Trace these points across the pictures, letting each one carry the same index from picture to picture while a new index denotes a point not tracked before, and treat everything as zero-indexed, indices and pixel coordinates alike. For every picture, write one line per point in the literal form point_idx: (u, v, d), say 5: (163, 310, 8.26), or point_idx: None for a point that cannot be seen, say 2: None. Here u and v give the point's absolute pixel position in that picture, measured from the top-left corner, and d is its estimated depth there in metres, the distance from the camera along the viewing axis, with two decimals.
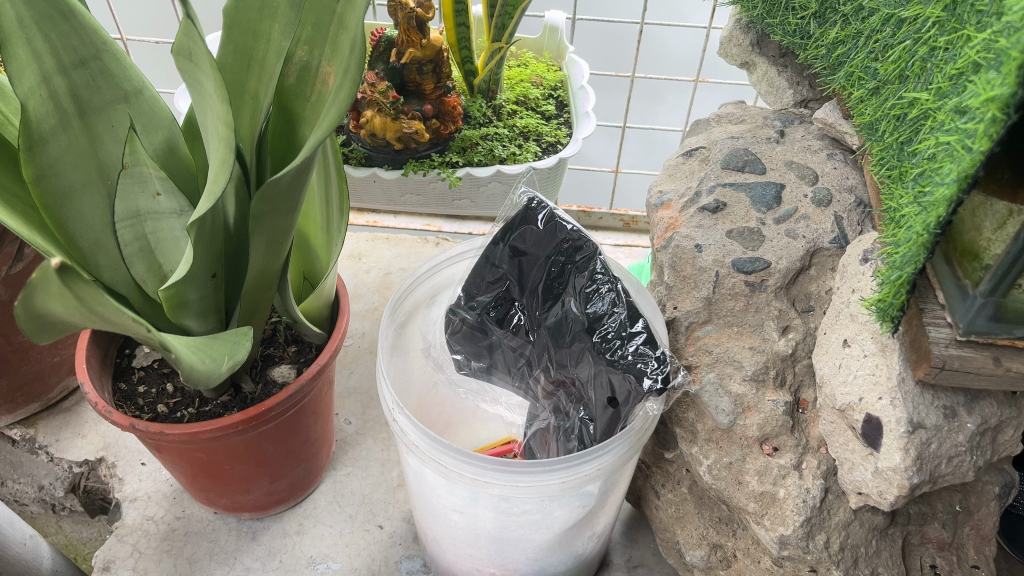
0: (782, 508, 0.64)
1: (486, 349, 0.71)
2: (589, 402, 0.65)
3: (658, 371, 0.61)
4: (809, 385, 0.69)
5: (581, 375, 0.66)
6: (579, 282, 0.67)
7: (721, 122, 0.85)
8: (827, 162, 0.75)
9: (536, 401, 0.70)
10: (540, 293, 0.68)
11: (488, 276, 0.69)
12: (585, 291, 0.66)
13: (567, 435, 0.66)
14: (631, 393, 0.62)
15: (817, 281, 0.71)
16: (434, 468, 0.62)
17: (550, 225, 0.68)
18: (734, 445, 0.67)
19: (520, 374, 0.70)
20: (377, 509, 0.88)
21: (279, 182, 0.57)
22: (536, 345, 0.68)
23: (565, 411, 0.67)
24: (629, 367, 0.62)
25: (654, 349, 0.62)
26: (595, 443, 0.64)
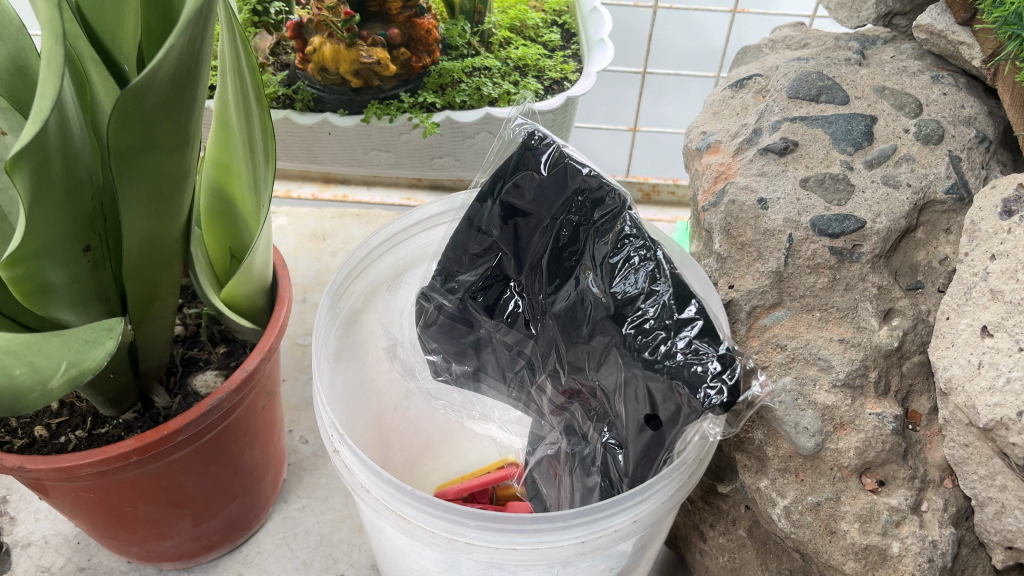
0: (896, 570, 0.45)
1: (471, 346, 0.53)
2: (617, 420, 0.46)
3: (722, 376, 0.41)
4: (922, 390, 0.49)
5: (605, 383, 0.46)
6: (600, 250, 0.47)
7: (777, 49, 0.65)
8: (932, 87, 0.55)
9: (541, 419, 0.53)
10: (545, 269, 0.49)
11: (472, 246, 0.50)
12: (610, 263, 0.46)
13: (586, 465, 0.48)
14: (682, 410, 0.41)
15: (926, 248, 0.51)
16: (393, 522, 0.44)
17: (555, 168, 0.48)
18: (822, 479, 0.47)
19: (521, 381, 0.53)
20: (339, 553, 0.69)
21: (143, 91, 0.37)
22: (542, 342, 0.50)
23: (582, 432, 0.49)
24: (675, 372, 0.41)
25: (715, 344, 0.42)
26: (625, 482, 0.45)
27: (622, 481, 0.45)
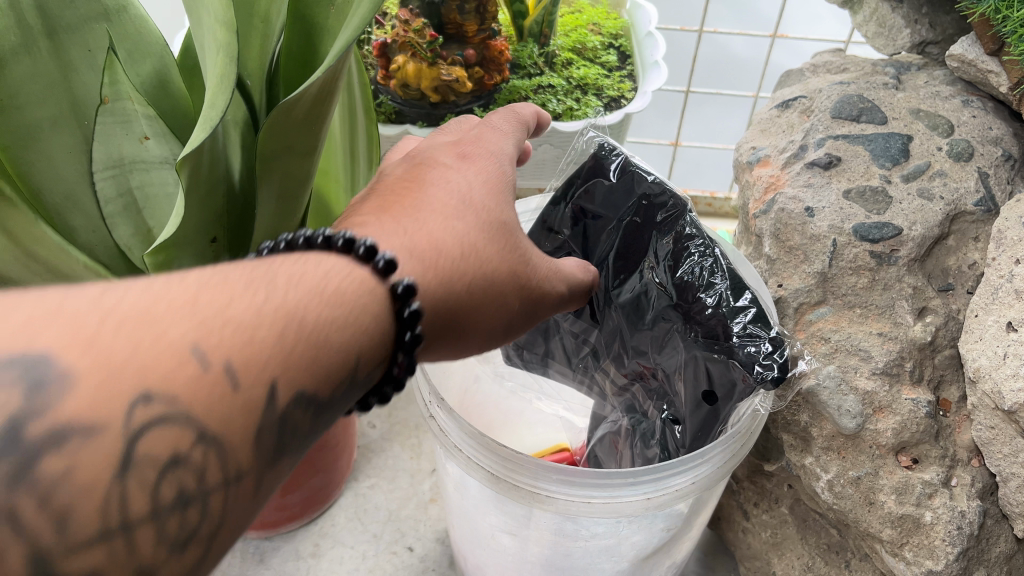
0: (929, 537, 0.51)
1: (541, 334, 0.59)
2: (676, 399, 0.52)
3: (774, 356, 0.47)
4: (952, 380, 0.55)
5: (667, 366, 0.52)
6: (662, 247, 0.53)
7: (818, 72, 0.72)
8: (963, 110, 0.61)
9: (604, 400, 0.58)
10: (614, 265, 0.55)
11: (545, 244, 0.57)
12: (672, 258, 0.52)
13: (646, 439, 0.54)
14: (738, 386, 0.48)
15: (956, 254, 0.57)
16: (480, 478, 0.50)
17: (622, 176, 0.55)
18: (862, 455, 0.53)
19: (586, 367, 0.59)
20: (406, 528, 0.75)
21: (295, 104, 0.43)
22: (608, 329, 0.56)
23: (642, 409, 0.55)
24: (733, 353, 0.48)
25: (768, 328, 0.48)
26: (682, 451, 0.51)
27: (680, 452, 0.51)
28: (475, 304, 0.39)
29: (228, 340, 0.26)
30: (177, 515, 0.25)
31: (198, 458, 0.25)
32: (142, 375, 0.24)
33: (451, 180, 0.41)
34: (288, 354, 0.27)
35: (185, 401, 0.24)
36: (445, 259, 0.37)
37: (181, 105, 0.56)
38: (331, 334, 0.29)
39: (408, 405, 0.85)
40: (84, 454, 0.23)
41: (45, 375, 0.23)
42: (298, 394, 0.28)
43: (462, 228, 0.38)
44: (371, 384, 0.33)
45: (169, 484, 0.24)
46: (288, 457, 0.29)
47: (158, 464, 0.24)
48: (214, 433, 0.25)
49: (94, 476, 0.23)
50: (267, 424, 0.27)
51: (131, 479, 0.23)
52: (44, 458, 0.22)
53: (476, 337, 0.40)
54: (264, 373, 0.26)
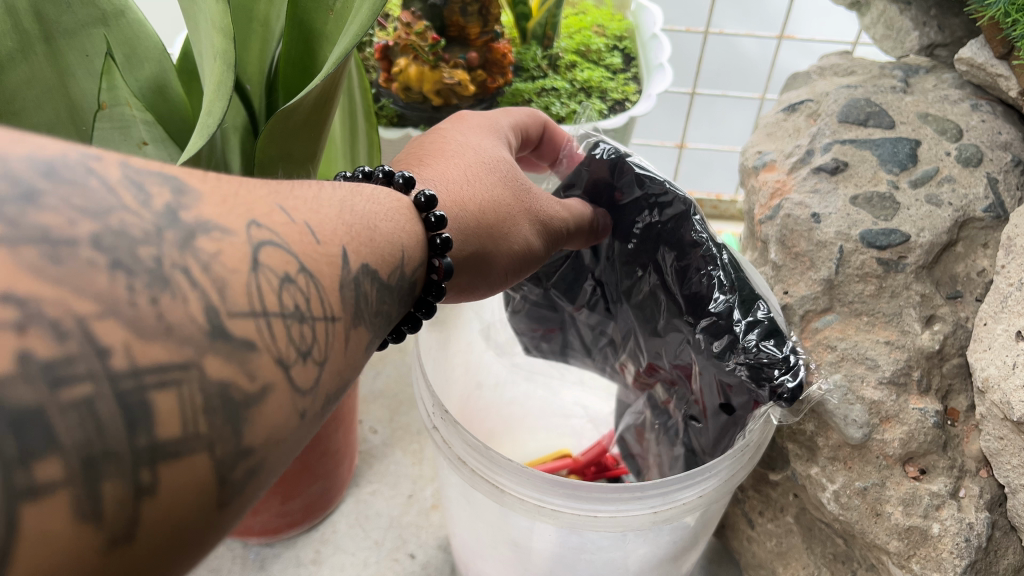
0: (936, 549, 0.50)
1: (556, 324, 0.62)
2: (691, 403, 0.51)
3: (789, 376, 0.45)
4: (960, 390, 0.54)
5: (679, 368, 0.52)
6: (669, 252, 0.52)
7: (825, 75, 0.71)
8: (972, 114, 0.60)
9: (626, 388, 0.60)
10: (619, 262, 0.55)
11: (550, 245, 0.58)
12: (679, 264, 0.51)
13: (670, 436, 0.54)
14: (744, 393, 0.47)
15: (965, 260, 0.56)
16: (485, 491, 0.49)
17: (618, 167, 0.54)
18: (868, 466, 0.52)
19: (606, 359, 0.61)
20: (408, 534, 0.74)
21: (293, 111, 0.42)
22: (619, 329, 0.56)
23: (662, 406, 0.55)
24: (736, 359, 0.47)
25: (782, 345, 0.46)
26: (704, 454, 0.51)
27: (703, 455, 0.51)
28: (495, 235, 0.45)
29: (302, 209, 0.29)
30: (298, 328, 0.26)
31: (303, 284, 0.27)
32: (249, 208, 0.27)
33: (474, 142, 0.49)
34: (350, 229, 0.31)
35: (282, 234, 0.27)
36: (482, 194, 0.45)
37: (180, 109, 0.56)
38: (378, 232, 0.34)
39: (411, 409, 0.84)
40: (229, 244, 0.25)
41: (189, 186, 0.25)
42: (364, 264, 0.31)
43: (479, 181, 0.46)
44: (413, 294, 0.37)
45: (290, 296, 0.26)
46: (364, 325, 0.31)
47: (278, 275, 0.26)
48: (310, 268, 0.28)
49: (237, 265, 0.25)
50: (346, 281, 0.30)
51: (262, 275, 0.25)
52: (197, 239, 0.24)
53: (496, 265, 0.46)
54: (334, 239, 0.30)
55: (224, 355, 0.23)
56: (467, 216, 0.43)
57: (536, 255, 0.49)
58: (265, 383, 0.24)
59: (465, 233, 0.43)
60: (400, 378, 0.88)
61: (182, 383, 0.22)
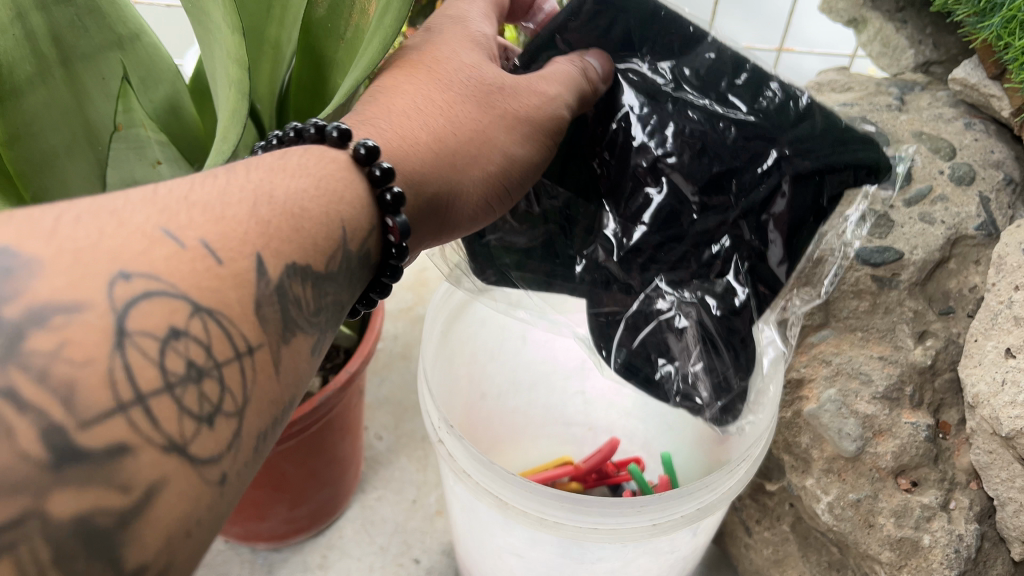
0: (927, 560, 0.51)
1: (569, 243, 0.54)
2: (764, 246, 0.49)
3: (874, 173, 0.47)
4: (952, 404, 0.55)
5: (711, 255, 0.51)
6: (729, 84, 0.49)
7: (823, 91, 0.72)
8: (965, 133, 0.61)
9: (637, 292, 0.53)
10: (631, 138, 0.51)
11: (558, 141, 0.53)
12: (742, 86, 0.49)
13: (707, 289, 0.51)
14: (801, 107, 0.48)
15: (957, 277, 0.58)
16: (489, 502, 0.51)
17: (589, 28, 0.50)
18: (862, 478, 0.54)
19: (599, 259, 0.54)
20: (413, 540, 0.76)
21: None
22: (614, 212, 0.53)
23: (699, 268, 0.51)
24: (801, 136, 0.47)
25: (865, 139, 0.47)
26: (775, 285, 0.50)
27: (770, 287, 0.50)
28: (464, 165, 0.43)
29: (201, 224, 0.27)
30: (193, 390, 0.25)
31: (198, 329, 0.25)
32: (116, 258, 0.24)
33: (432, 61, 0.45)
34: (263, 226, 0.29)
35: (166, 274, 0.25)
36: (438, 129, 0.42)
37: (192, 129, 0.58)
38: (308, 215, 0.31)
39: (416, 416, 0.86)
40: (77, 327, 0.23)
41: (27, 258, 0.23)
42: (287, 265, 0.29)
43: (440, 112, 0.43)
44: (359, 285, 0.36)
45: (176, 355, 0.24)
46: (301, 331, 0.30)
47: (157, 339, 0.24)
48: (207, 305, 0.26)
49: (93, 352, 0.23)
50: (263, 297, 0.28)
51: (130, 350, 0.23)
52: (30, 339, 0.22)
53: (475, 194, 0.45)
54: (245, 247, 0.28)
55: (79, 481, 0.21)
56: (426, 157, 0.41)
57: (525, 163, 0.47)
58: (149, 486, 0.22)
59: (426, 173, 0.41)
60: (405, 384, 0.89)
61: (21, 542, 0.20)
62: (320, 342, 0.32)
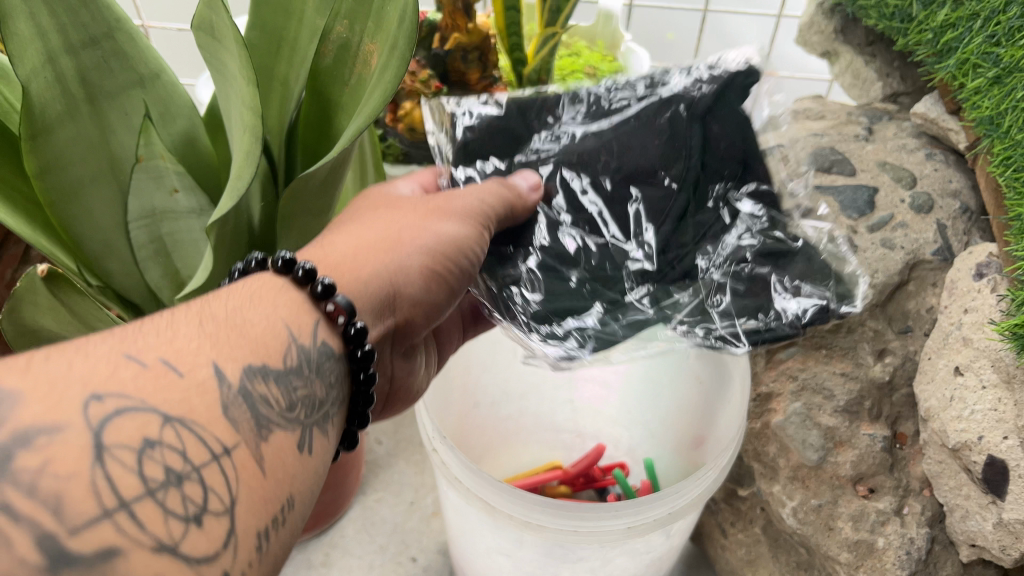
0: (881, 560, 0.56)
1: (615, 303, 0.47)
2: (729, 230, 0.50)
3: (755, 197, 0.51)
4: (908, 417, 0.60)
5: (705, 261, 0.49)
6: (620, 144, 0.50)
7: (798, 118, 0.77)
8: (926, 163, 0.66)
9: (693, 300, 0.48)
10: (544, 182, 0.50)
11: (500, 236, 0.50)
12: (630, 142, 0.50)
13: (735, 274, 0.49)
14: (705, 91, 0.50)
15: (916, 298, 0.62)
16: (478, 506, 0.55)
17: (494, 134, 0.53)
18: (823, 486, 0.58)
19: (614, 282, 0.48)
20: (410, 539, 0.80)
21: (310, 178, 0.48)
22: (608, 238, 0.49)
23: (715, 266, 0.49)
24: (720, 83, 0.51)
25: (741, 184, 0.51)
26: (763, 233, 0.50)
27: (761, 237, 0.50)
28: (397, 251, 0.43)
29: (157, 345, 0.29)
30: (175, 493, 0.26)
31: (172, 438, 0.27)
32: (85, 382, 0.26)
33: (368, 207, 0.48)
34: (214, 337, 0.31)
35: (134, 392, 0.27)
36: (370, 250, 0.43)
37: (206, 157, 0.62)
38: (253, 323, 0.33)
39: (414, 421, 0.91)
40: (59, 446, 0.24)
41: (4, 392, 0.24)
42: (244, 367, 0.31)
43: (375, 229, 0.44)
44: (329, 378, 0.37)
45: (154, 463, 0.26)
46: (279, 427, 0.32)
47: (134, 449, 0.25)
48: (177, 414, 0.27)
49: (75, 466, 0.24)
50: (228, 400, 0.30)
51: (110, 463, 0.25)
52: (17, 457, 0.23)
53: (418, 274, 0.44)
54: (200, 357, 0.30)
55: None
56: (350, 251, 0.42)
57: (469, 244, 0.46)
58: None
59: (351, 263, 0.41)
60: None
61: None
62: (304, 436, 0.33)
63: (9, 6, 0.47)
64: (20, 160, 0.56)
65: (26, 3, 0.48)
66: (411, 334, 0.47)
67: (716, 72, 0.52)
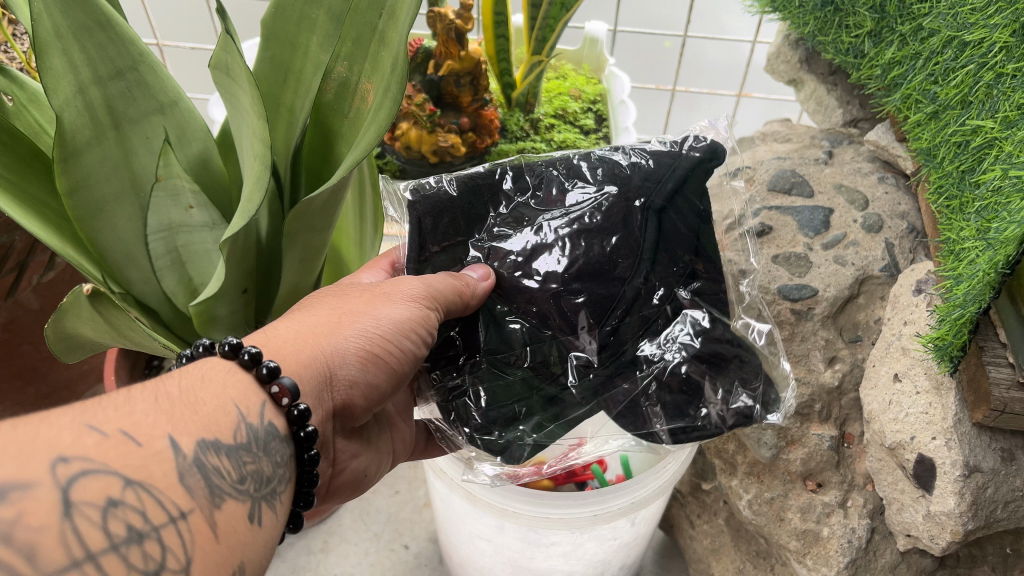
0: (826, 547, 0.62)
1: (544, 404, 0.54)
2: (667, 346, 0.54)
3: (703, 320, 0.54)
4: (855, 419, 0.66)
5: (644, 357, 0.54)
6: (581, 228, 0.53)
7: (766, 140, 0.83)
8: (878, 186, 0.72)
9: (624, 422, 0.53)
10: (510, 270, 0.53)
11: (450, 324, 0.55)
12: (586, 223, 0.53)
13: (666, 398, 0.53)
14: (660, 183, 0.54)
15: (865, 310, 0.68)
16: (461, 494, 0.61)
17: (451, 217, 0.55)
18: (776, 480, 0.64)
19: (558, 378, 0.54)
20: (403, 528, 0.86)
21: (314, 200, 0.54)
22: (556, 332, 0.53)
23: (648, 400, 0.53)
24: (673, 185, 0.54)
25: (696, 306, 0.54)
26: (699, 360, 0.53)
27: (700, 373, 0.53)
28: (337, 335, 0.47)
29: (116, 417, 0.32)
30: (136, 549, 0.29)
31: (132, 499, 0.30)
32: (52, 445, 0.29)
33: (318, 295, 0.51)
34: (170, 413, 0.34)
35: (98, 457, 0.30)
36: (313, 337, 0.46)
37: (218, 176, 0.68)
38: (202, 402, 0.36)
39: None
40: (30, 500, 0.27)
41: None
42: (198, 440, 0.34)
43: (319, 315, 0.48)
44: (276, 455, 0.39)
45: (117, 520, 0.29)
46: (231, 498, 0.35)
47: (99, 506, 0.29)
48: (138, 478, 0.31)
49: (45, 519, 0.27)
50: (184, 469, 0.33)
51: (76, 518, 0.28)
52: None
53: (355, 356, 0.47)
54: (156, 430, 0.33)
55: None
56: (293, 336, 0.45)
57: (411, 328, 0.49)
58: None
59: (291, 348, 0.44)
60: None
61: None
62: (254, 508, 0.36)
63: (46, 43, 0.52)
64: (49, 178, 0.62)
65: (60, 41, 0.53)
66: (352, 418, 0.50)
67: (668, 157, 0.55)
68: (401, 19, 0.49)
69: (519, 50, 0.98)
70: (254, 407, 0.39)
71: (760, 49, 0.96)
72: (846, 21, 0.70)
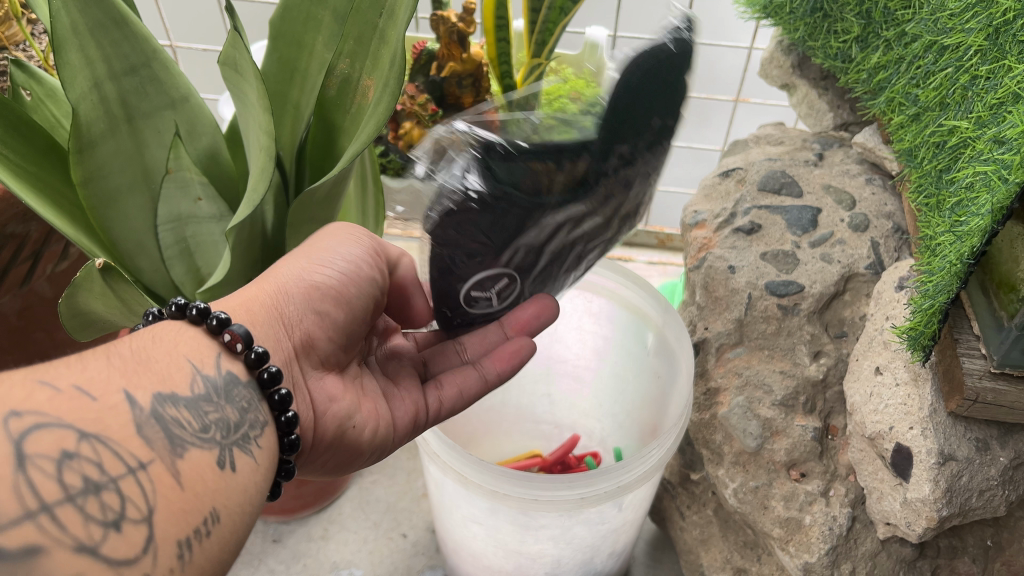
0: (807, 534, 0.63)
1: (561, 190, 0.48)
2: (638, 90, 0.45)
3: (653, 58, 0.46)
4: (840, 411, 0.68)
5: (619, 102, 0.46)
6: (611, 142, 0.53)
7: (760, 143, 0.85)
8: (865, 188, 0.75)
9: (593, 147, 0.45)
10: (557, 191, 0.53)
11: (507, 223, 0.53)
12: None
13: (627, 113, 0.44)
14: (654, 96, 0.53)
15: (851, 306, 0.70)
16: (455, 477, 0.63)
17: None
18: (760, 469, 0.67)
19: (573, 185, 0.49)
20: (402, 518, 0.89)
21: (316, 191, 0.56)
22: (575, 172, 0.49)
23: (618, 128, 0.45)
24: None
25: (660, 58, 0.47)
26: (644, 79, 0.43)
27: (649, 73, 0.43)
28: (286, 279, 0.49)
29: (68, 375, 0.34)
30: (93, 500, 0.31)
31: (87, 451, 0.32)
32: (5, 402, 0.30)
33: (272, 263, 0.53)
34: (123, 370, 0.36)
35: (52, 411, 0.31)
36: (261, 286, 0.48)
37: (225, 170, 0.71)
38: (155, 359, 0.38)
39: None
40: None
41: None
42: (153, 394, 0.36)
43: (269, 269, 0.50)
44: (241, 402, 0.41)
45: (72, 471, 0.30)
46: (195, 447, 0.36)
47: (53, 459, 0.30)
48: (92, 432, 0.32)
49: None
50: (141, 420, 0.35)
51: (30, 470, 0.29)
52: None
53: (305, 295, 0.49)
54: (110, 385, 0.35)
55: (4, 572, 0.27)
56: (239, 292, 0.47)
57: (360, 263, 0.51)
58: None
59: (240, 299, 0.47)
60: None
61: None
62: (222, 455, 0.38)
63: (64, 39, 0.55)
64: (62, 168, 0.64)
65: (77, 38, 0.55)
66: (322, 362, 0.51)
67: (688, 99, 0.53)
68: (399, 20, 0.51)
69: (521, 54, 1.01)
70: (207, 359, 0.41)
71: (756, 55, 0.99)
72: (835, 26, 0.73)
